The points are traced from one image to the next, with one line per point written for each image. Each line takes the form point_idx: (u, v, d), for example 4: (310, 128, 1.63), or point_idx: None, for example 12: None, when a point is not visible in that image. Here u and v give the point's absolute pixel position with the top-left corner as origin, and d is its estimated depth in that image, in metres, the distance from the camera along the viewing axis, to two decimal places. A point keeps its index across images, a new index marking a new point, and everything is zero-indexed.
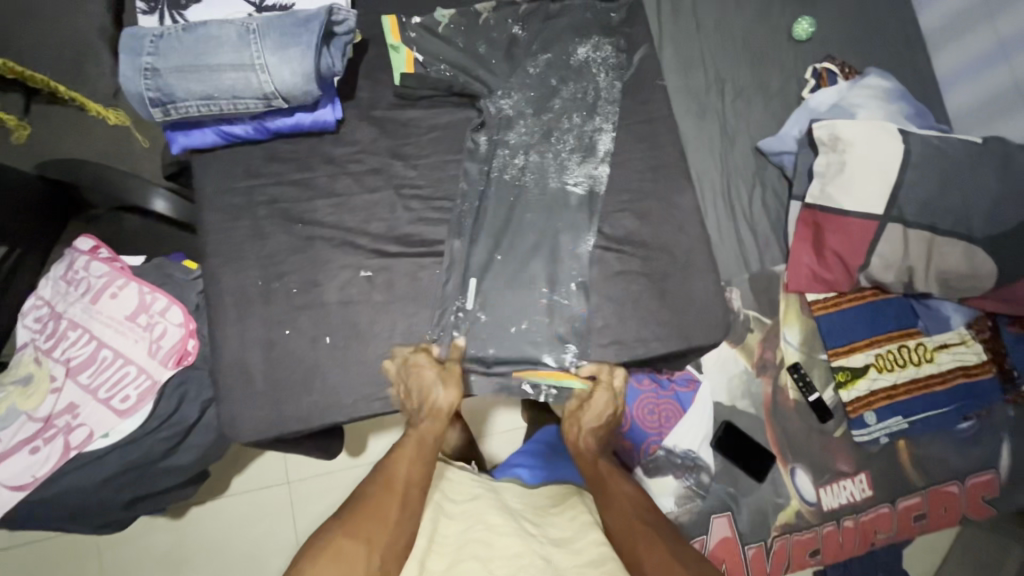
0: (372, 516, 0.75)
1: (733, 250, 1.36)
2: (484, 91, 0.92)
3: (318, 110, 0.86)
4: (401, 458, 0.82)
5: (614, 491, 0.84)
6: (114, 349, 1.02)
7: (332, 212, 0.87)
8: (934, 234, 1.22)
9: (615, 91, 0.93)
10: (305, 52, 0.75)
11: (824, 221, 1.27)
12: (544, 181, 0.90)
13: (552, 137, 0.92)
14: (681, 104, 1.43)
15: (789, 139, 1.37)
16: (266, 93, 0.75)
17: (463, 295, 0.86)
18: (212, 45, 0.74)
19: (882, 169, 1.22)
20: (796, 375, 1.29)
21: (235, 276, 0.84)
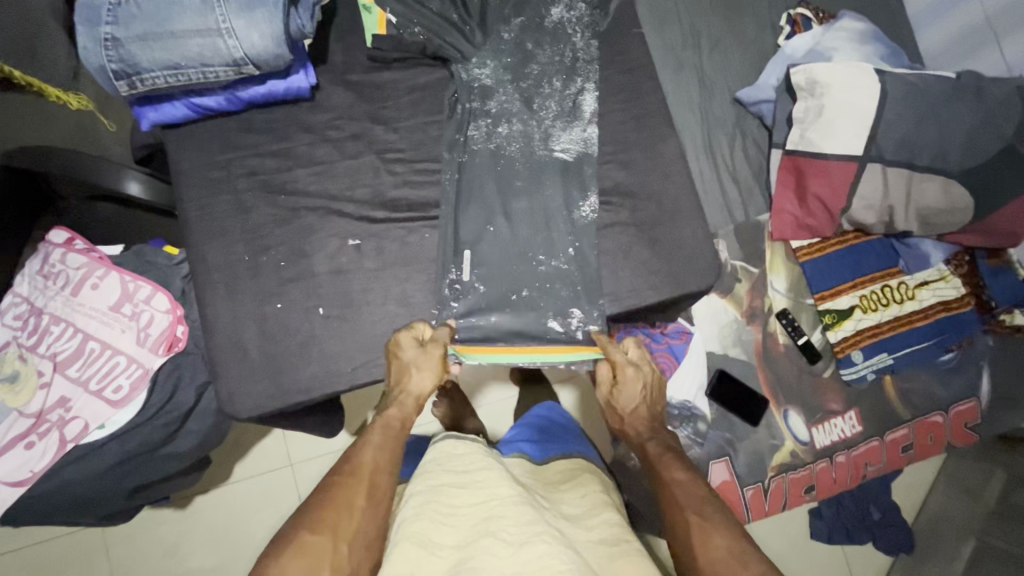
0: (338, 505, 0.75)
1: (718, 202, 1.37)
2: (458, 55, 0.89)
3: (291, 76, 0.83)
4: (368, 445, 0.84)
5: (664, 473, 0.86)
6: (102, 340, 1.01)
7: (315, 180, 0.85)
8: (912, 171, 1.24)
9: (592, 50, 0.91)
10: (273, 13, 0.72)
11: (806, 167, 1.28)
12: (530, 149, 0.87)
13: (534, 101, 0.89)
14: (658, 58, 1.43)
15: (767, 88, 1.37)
16: (236, 60, 0.72)
17: (459, 267, 0.84)
18: (173, 11, 0.70)
19: (859, 109, 1.22)
20: (785, 321, 1.32)
21: (221, 252, 0.83)
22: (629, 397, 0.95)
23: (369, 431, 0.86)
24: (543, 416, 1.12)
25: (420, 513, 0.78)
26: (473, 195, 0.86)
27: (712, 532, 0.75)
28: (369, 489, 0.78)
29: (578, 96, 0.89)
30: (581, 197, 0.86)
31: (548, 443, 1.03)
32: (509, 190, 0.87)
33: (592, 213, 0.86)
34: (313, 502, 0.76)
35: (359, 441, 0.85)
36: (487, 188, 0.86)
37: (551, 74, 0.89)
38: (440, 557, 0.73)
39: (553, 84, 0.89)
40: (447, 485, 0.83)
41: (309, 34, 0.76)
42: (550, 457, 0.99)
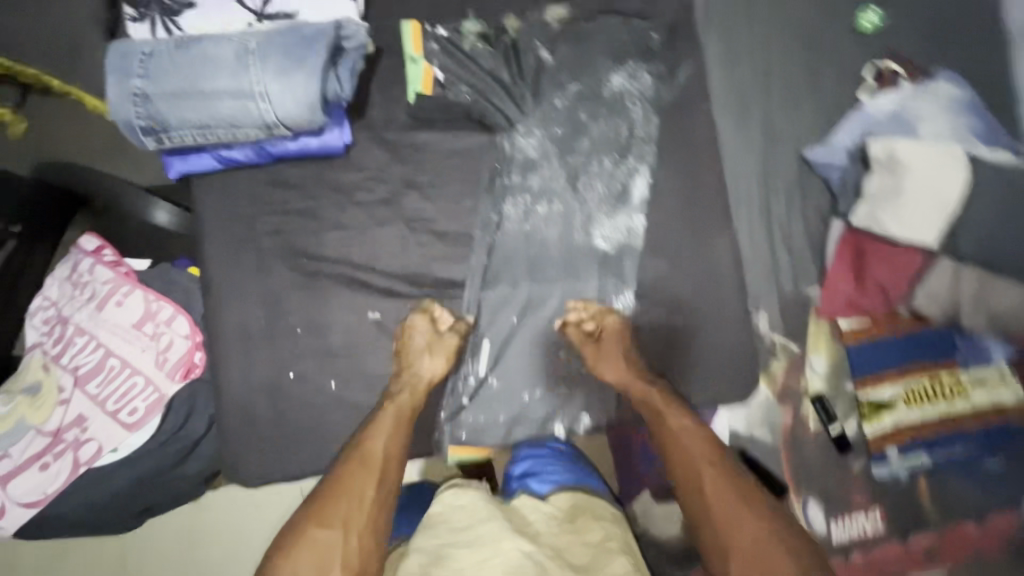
0: (346, 500, 0.73)
1: (766, 270, 1.27)
2: (502, 123, 0.89)
3: (327, 134, 0.82)
4: (377, 431, 0.78)
5: (679, 468, 0.83)
6: (122, 357, 1.02)
7: (341, 244, 0.85)
8: (989, 273, 1.15)
9: (651, 126, 0.90)
10: (305, 77, 0.73)
11: (869, 248, 1.20)
12: (570, 235, 0.89)
13: (579, 182, 0.90)
14: (723, 100, 1.29)
15: (839, 151, 1.26)
16: (264, 120, 0.74)
17: (476, 363, 0.90)
18: (207, 71, 0.73)
19: (940, 197, 1.15)
20: (819, 406, 1.24)
21: (237, 313, 0.83)
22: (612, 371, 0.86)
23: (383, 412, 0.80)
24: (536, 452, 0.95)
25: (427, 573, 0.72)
26: (501, 278, 0.88)
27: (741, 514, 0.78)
28: (377, 480, 0.75)
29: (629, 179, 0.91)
30: (612, 295, 0.89)
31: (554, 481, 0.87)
32: (540, 275, 0.89)
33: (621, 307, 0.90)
34: (321, 496, 0.74)
35: (373, 426, 0.79)
36: (519, 268, 0.89)
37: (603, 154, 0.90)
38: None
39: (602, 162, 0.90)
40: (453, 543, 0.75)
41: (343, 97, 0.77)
42: (553, 491, 0.85)
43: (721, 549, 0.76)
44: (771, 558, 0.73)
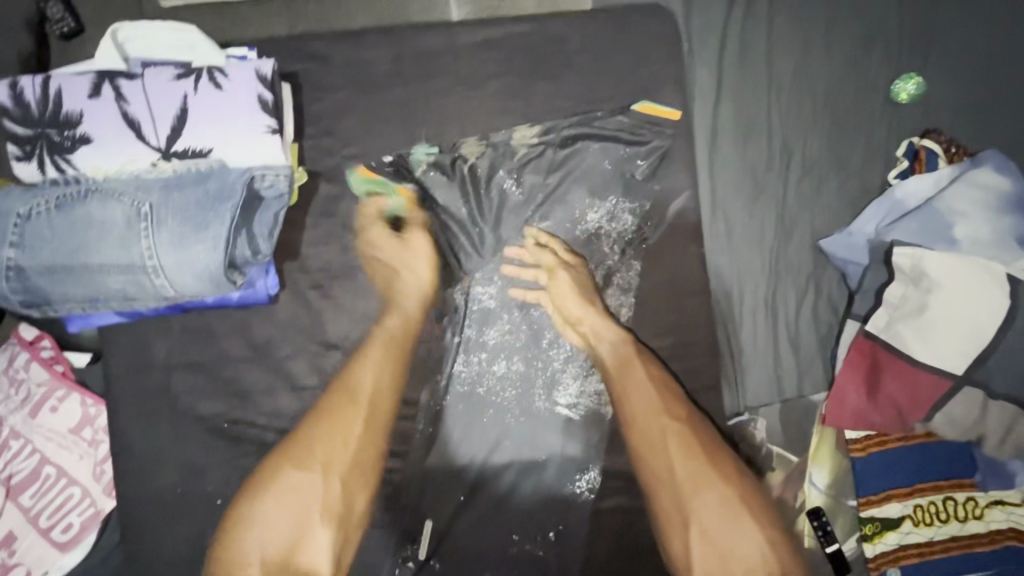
0: (331, 436, 0.93)
1: (768, 371, 1.15)
2: (456, 269, 1.01)
3: (254, 286, 0.95)
4: (364, 369, 0.97)
5: (642, 430, 0.97)
6: (59, 466, 0.95)
7: (270, 392, 0.96)
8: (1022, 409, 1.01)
9: (632, 275, 1.03)
10: (196, 253, 0.82)
11: (885, 361, 1.05)
12: (531, 399, 0.99)
13: (543, 341, 1.00)
14: (731, 179, 1.15)
15: (860, 244, 1.12)
16: (159, 291, 0.84)
17: (416, 544, 0.94)
18: (96, 245, 0.82)
19: (972, 318, 1.00)
20: (816, 524, 1.11)
21: (159, 479, 0.95)
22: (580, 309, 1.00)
23: (371, 339, 0.98)
24: None
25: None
26: (468, 441, 0.97)
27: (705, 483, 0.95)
28: (362, 416, 0.95)
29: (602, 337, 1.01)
30: (579, 473, 0.97)
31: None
32: (500, 442, 0.97)
33: (587, 486, 0.97)
34: (314, 451, 0.93)
35: (358, 360, 0.98)
36: (486, 430, 0.98)
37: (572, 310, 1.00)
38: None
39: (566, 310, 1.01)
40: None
41: (250, 261, 0.86)
42: None
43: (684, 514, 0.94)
44: (723, 508, 0.93)
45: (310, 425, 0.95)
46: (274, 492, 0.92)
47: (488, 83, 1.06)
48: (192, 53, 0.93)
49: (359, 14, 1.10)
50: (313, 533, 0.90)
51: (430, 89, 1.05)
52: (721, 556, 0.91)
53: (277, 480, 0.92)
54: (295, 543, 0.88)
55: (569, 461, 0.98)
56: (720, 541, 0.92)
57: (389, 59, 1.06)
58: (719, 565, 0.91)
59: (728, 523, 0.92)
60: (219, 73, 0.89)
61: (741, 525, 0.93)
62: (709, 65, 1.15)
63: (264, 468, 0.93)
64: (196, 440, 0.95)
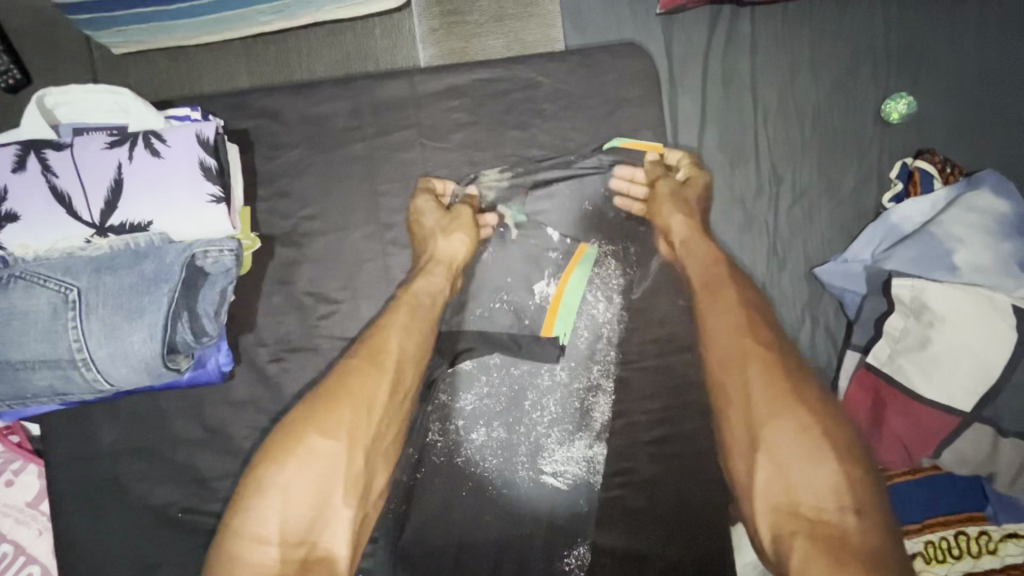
0: (354, 404, 0.90)
1: None
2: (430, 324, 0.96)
3: (205, 364, 0.90)
4: (394, 327, 0.95)
5: (715, 366, 0.94)
6: (15, 543, 0.90)
7: (238, 460, 0.92)
8: None
9: (618, 322, 0.98)
10: (131, 345, 0.78)
11: (889, 399, 0.99)
12: (513, 467, 0.93)
13: (526, 403, 0.95)
14: (720, 210, 1.10)
15: (857, 270, 1.07)
16: (95, 384, 0.80)
17: None
18: (24, 340, 0.78)
19: (978, 353, 0.93)
20: None
21: (117, 559, 0.89)
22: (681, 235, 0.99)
23: (398, 306, 0.97)
24: None
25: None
26: (447, 521, 0.91)
27: (779, 426, 0.87)
28: (387, 378, 0.92)
29: (589, 397, 0.96)
30: (567, 549, 0.91)
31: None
32: (483, 510, 0.92)
33: (576, 563, 0.91)
34: (323, 407, 0.91)
35: (383, 321, 0.96)
36: (465, 505, 0.92)
37: (555, 363, 0.96)
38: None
39: (558, 367, 0.96)
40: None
41: (191, 345, 0.82)
42: None
43: (753, 440, 0.88)
44: (802, 447, 0.85)
45: (331, 387, 0.92)
46: (280, 454, 0.88)
47: (459, 122, 1.02)
48: (127, 116, 0.88)
49: (322, 62, 1.07)
50: (333, 511, 0.86)
51: (396, 139, 1.02)
52: (788, 488, 0.84)
53: (281, 443, 0.89)
54: (313, 522, 0.85)
55: (557, 526, 0.92)
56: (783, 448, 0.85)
57: (353, 108, 1.02)
58: (786, 496, 0.83)
59: (803, 462, 0.84)
60: (155, 138, 0.85)
61: (820, 471, 0.84)
62: (691, 93, 1.11)
63: (282, 430, 0.91)
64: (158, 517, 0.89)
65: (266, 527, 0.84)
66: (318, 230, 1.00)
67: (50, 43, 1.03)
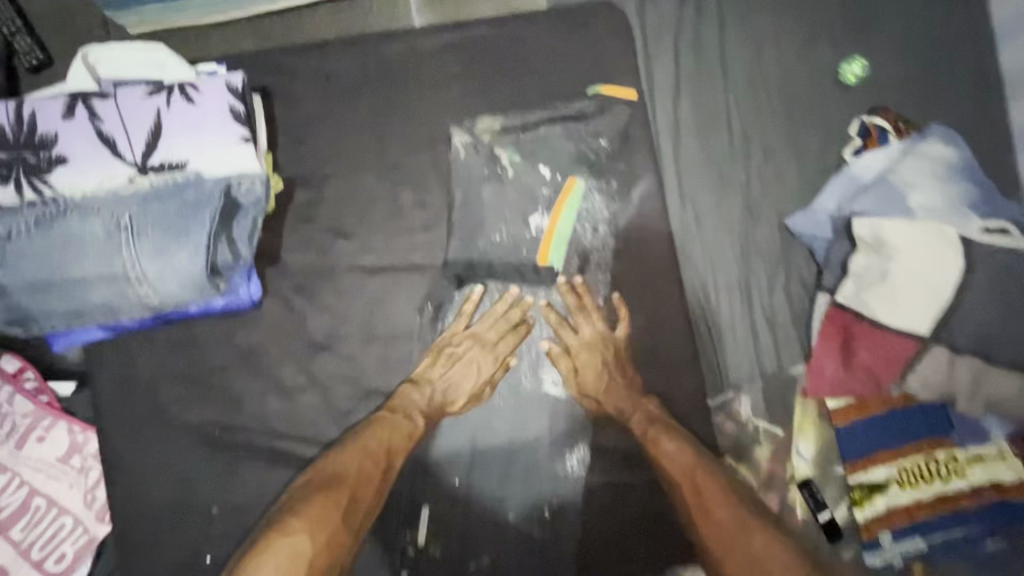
0: (351, 508, 0.92)
1: (745, 350, 1.18)
2: (435, 270, 1.05)
3: (238, 292, 0.96)
4: (376, 435, 0.96)
5: (688, 490, 0.97)
6: (49, 497, 0.94)
7: (263, 405, 0.99)
8: (986, 363, 1.02)
9: (608, 246, 1.06)
10: (180, 261, 0.85)
11: (857, 331, 1.09)
12: (518, 381, 1.04)
13: (525, 322, 1.05)
14: (697, 169, 1.19)
15: (825, 219, 1.16)
16: (147, 301, 0.87)
17: (415, 526, 1.00)
18: (78, 259, 0.85)
19: (933, 281, 1.02)
20: (808, 494, 1.16)
21: (156, 499, 0.96)
22: (596, 383, 1.02)
23: (390, 417, 0.97)
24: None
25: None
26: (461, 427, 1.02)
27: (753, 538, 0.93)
28: (374, 490, 0.94)
29: (581, 314, 1.05)
30: (567, 450, 1.02)
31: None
32: (490, 420, 1.03)
33: (577, 465, 1.02)
34: (350, 491, 0.92)
35: (370, 427, 0.97)
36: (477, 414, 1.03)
37: (551, 287, 1.06)
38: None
39: (552, 295, 1.06)
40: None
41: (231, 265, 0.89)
42: None
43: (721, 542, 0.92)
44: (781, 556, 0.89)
45: (314, 496, 0.90)
46: (313, 523, 0.88)
47: (453, 91, 1.10)
48: (162, 71, 0.95)
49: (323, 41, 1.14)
50: None
51: (395, 107, 1.09)
52: None
53: (312, 510, 0.89)
54: None
55: (557, 439, 1.03)
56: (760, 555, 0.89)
57: (353, 82, 1.09)
58: None
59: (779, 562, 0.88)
60: (191, 87, 0.91)
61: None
62: (666, 63, 1.21)
63: (304, 500, 0.90)
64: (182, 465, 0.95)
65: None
66: (325, 194, 1.06)
67: (65, 30, 1.10)
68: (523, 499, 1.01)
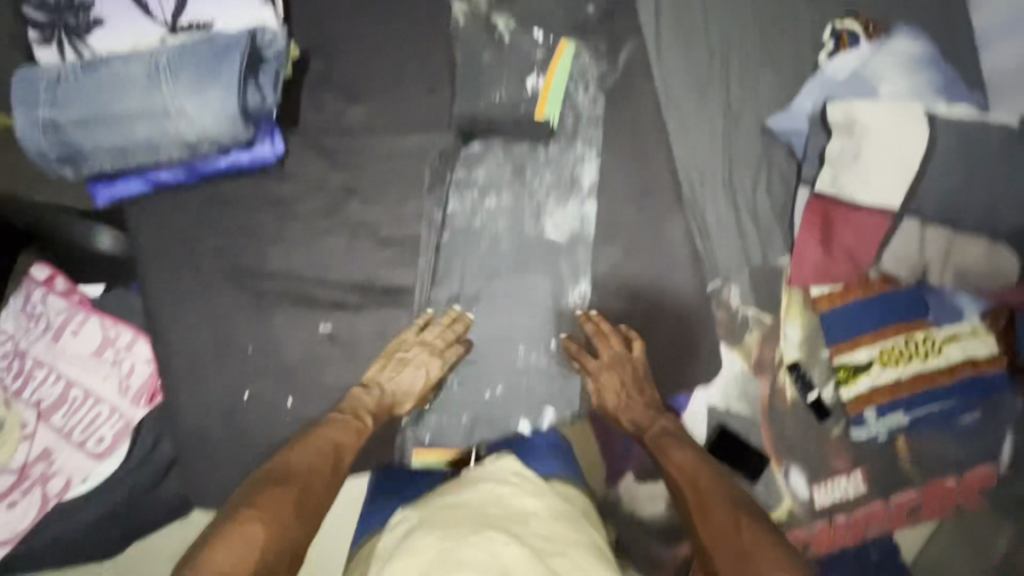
0: (275, 534, 0.72)
1: (734, 244, 1.23)
2: (433, 136, 1.04)
3: (259, 146, 0.97)
4: (336, 435, 0.89)
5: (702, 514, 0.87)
6: (85, 387, 1.00)
7: None
8: (953, 230, 1.14)
9: (597, 107, 1.07)
10: (217, 96, 0.89)
11: (836, 215, 1.17)
12: (521, 228, 1.04)
13: (525, 172, 1.04)
14: (681, 76, 1.25)
15: (801, 116, 1.23)
16: (184, 139, 0.90)
17: None
18: (124, 95, 0.89)
19: (904, 156, 1.12)
20: (796, 375, 1.24)
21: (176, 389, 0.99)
22: (616, 398, 1.00)
23: (338, 417, 0.91)
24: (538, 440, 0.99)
25: (409, 532, 0.77)
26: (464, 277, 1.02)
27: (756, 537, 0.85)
28: (329, 484, 0.84)
29: (576, 167, 1.05)
30: (571, 286, 1.03)
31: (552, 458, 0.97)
32: (494, 269, 1.02)
33: (579, 300, 1.04)
34: (304, 482, 0.81)
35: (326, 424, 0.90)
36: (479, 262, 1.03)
37: (546, 141, 1.05)
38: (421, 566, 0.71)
39: (549, 148, 1.05)
40: (438, 505, 0.82)
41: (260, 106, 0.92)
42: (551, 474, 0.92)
43: None
44: None
45: (273, 478, 0.80)
46: (267, 514, 0.74)
47: None
48: None
49: None
50: None
51: None
52: None
53: (265, 498, 0.76)
54: None
55: (558, 279, 1.04)
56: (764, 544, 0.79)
57: None
58: None
59: None
60: None
61: None
62: None
63: (251, 495, 0.77)
64: (190, 354, 0.96)
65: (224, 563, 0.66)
66: None
67: None
68: (530, 337, 1.03)
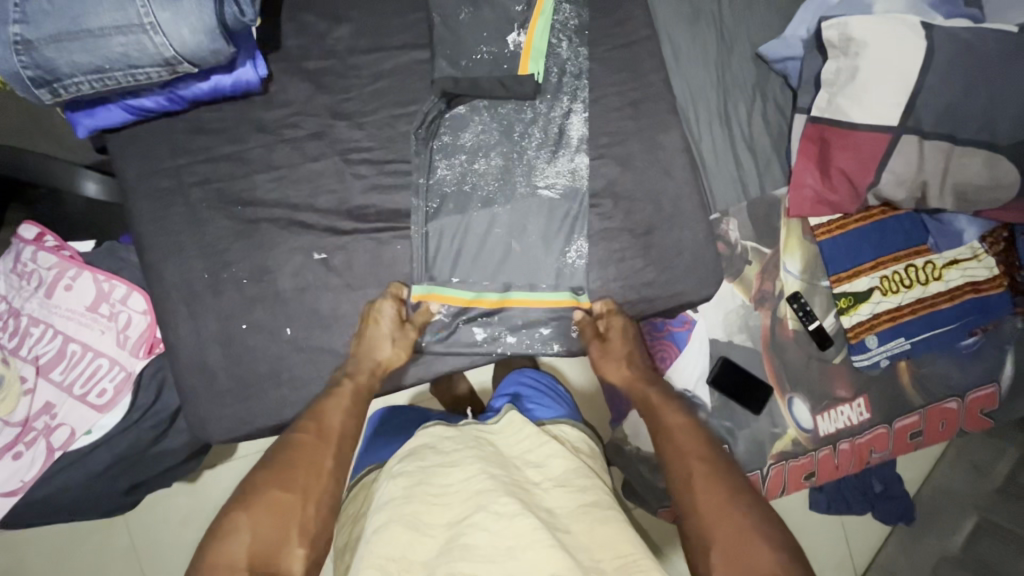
0: (280, 519, 0.69)
1: (731, 174, 1.22)
2: (424, 46, 1.01)
3: (239, 70, 0.91)
4: (337, 408, 0.83)
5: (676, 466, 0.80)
6: (83, 342, 0.98)
7: None
8: (953, 144, 1.12)
9: (583, 22, 1.03)
10: (199, 4, 0.78)
11: (832, 138, 1.15)
12: (517, 145, 0.99)
13: (512, 107, 1.00)
14: (671, 5, 1.22)
15: (795, 42, 1.20)
16: (167, 58, 0.80)
17: (432, 278, 0.95)
18: (95, 6, 0.77)
19: (900, 70, 1.10)
20: (796, 306, 1.22)
21: None
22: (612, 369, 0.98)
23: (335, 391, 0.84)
24: (542, 385, 1.05)
25: (410, 495, 0.75)
26: (459, 200, 0.97)
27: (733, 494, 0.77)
28: (334, 456, 0.78)
29: (564, 120, 1.00)
30: (567, 245, 0.97)
31: (542, 400, 0.99)
32: (492, 192, 0.97)
33: (577, 255, 0.97)
34: (306, 463, 0.76)
35: (326, 400, 0.84)
36: (473, 190, 0.97)
37: (533, 99, 0.99)
38: (429, 536, 0.72)
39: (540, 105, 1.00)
40: (432, 465, 0.80)
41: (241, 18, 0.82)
42: (547, 418, 0.93)
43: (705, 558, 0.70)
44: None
45: (274, 456, 0.76)
46: (270, 501, 0.70)
47: None
48: None
49: None
50: None
51: None
52: None
53: (264, 484, 0.72)
54: None
55: (558, 203, 0.98)
56: (740, 523, 0.70)
57: None
58: None
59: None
60: None
61: None
62: None
63: (251, 479, 0.74)
64: (172, 301, 0.90)
65: (239, 553, 0.65)
66: None
67: None
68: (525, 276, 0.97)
